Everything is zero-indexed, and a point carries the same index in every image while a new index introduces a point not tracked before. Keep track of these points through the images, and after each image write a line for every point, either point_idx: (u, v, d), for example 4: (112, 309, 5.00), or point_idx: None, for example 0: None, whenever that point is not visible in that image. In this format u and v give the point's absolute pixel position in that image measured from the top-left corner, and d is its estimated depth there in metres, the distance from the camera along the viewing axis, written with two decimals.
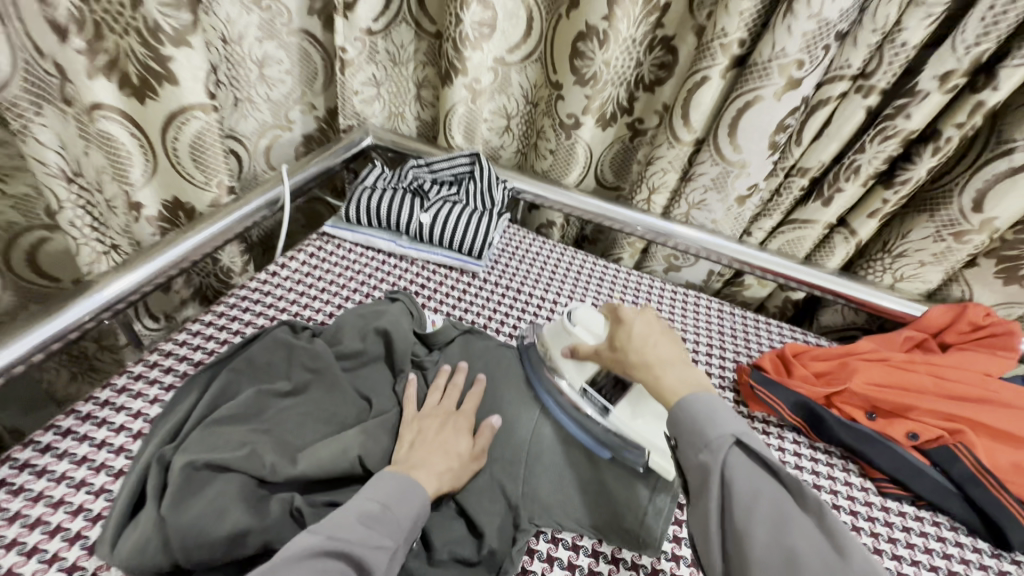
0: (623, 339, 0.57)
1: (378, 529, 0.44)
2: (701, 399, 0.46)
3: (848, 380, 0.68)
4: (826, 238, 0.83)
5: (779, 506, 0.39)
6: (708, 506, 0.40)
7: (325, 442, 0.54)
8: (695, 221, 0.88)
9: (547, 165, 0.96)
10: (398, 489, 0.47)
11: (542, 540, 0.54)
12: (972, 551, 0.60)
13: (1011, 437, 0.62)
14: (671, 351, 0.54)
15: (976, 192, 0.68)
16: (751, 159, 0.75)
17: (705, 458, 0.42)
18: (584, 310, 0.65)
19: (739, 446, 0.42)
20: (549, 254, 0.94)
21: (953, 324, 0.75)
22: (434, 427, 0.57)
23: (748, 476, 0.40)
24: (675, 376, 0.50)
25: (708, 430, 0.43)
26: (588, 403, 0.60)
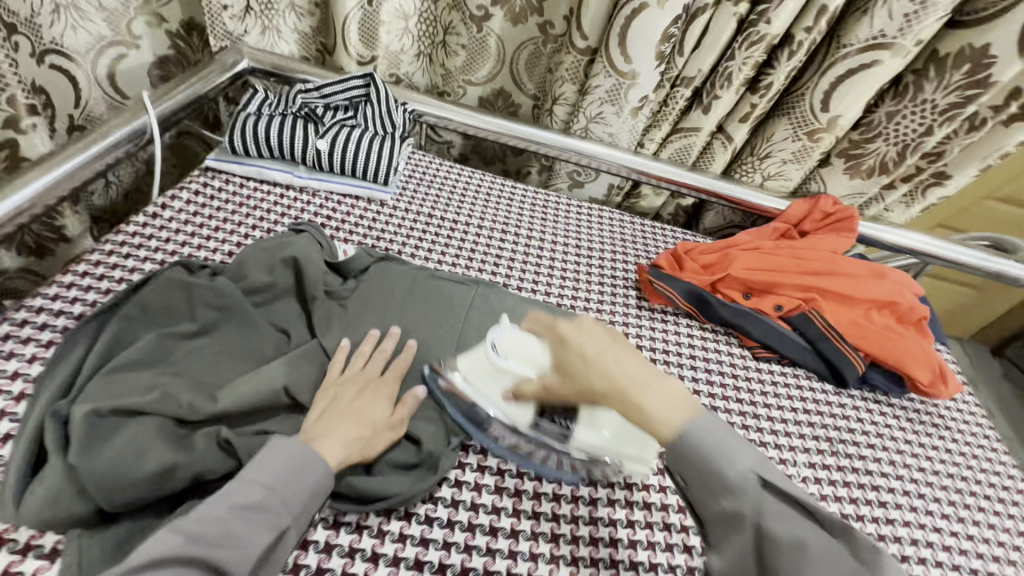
0: (580, 369, 0.49)
1: (254, 518, 0.42)
2: (708, 430, 0.43)
3: (728, 268, 0.78)
4: (708, 145, 0.91)
5: (822, 552, 0.36)
6: (733, 550, 0.40)
7: (245, 378, 0.52)
8: (594, 134, 0.91)
9: (459, 63, 0.95)
10: (296, 465, 0.45)
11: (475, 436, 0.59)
12: (821, 392, 0.74)
13: (850, 298, 0.76)
14: (633, 367, 0.48)
15: (823, 93, 0.77)
16: (641, 70, 0.79)
17: (730, 503, 0.40)
18: (507, 338, 0.58)
19: (766, 486, 0.40)
20: (458, 178, 0.93)
21: (809, 214, 0.87)
22: (353, 392, 0.54)
23: (782, 519, 0.38)
24: (657, 398, 0.45)
25: (728, 469, 0.41)
26: (544, 433, 0.56)
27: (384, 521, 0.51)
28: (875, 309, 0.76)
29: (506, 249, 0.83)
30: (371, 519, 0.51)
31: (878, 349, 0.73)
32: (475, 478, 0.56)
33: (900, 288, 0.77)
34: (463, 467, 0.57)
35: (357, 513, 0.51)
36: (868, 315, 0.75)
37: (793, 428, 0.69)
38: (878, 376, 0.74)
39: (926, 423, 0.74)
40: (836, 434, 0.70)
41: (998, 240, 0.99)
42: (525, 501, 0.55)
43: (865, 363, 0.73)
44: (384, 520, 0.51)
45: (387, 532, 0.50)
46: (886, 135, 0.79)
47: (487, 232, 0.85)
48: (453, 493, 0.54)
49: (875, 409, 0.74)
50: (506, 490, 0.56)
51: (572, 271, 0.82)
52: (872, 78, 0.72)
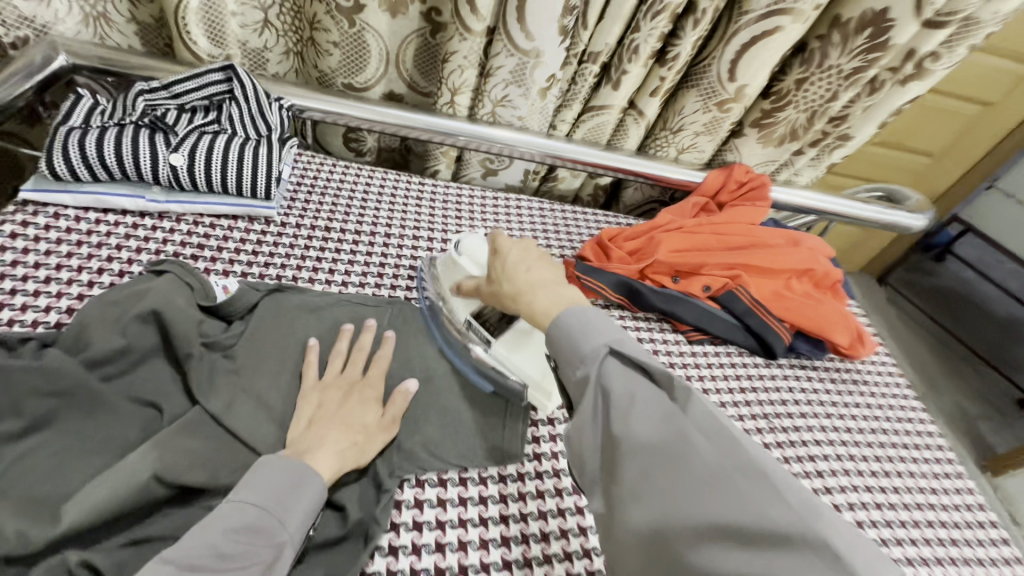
0: (498, 274, 0.55)
1: (250, 540, 0.39)
2: (580, 315, 0.45)
3: (654, 254, 0.75)
4: (621, 122, 0.87)
5: (645, 401, 0.38)
6: (583, 417, 0.40)
7: (100, 479, 0.41)
8: (502, 119, 0.85)
9: (335, 63, 0.83)
10: (285, 482, 0.43)
11: (407, 488, 0.52)
12: (754, 367, 0.75)
13: (771, 271, 0.76)
14: (544, 274, 0.53)
15: (729, 61, 0.74)
16: (544, 47, 0.72)
17: (579, 371, 0.41)
18: (473, 242, 0.64)
19: (612, 353, 0.41)
20: (356, 180, 0.83)
21: (725, 184, 0.86)
22: (337, 400, 0.52)
23: (620, 378, 0.40)
24: (552, 296, 0.49)
25: (583, 343, 0.42)
26: (473, 335, 0.60)
27: None
28: (795, 277, 0.77)
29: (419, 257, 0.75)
30: None
31: (802, 318, 0.74)
32: (413, 539, 0.49)
33: (814, 253, 0.78)
34: (397, 529, 0.49)
35: None
36: (789, 285, 0.76)
37: (731, 410, 0.69)
38: (803, 343, 0.76)
39: (848, 381, 0.77)
40: (771, 408, 0.71)
41: (889, 191, 1.05)
42: (472, 552, 0.49)
43: (789, 333, 0.75)
44: None
45: None
46: (795, 101, 0.78)
47: (397, 240, 0.76)
48: (388, 564, 0.47)
49: (802, 375, 0.76)
50: (449, 544, 0.49)
51: None
52: (775, 44, 0.71)
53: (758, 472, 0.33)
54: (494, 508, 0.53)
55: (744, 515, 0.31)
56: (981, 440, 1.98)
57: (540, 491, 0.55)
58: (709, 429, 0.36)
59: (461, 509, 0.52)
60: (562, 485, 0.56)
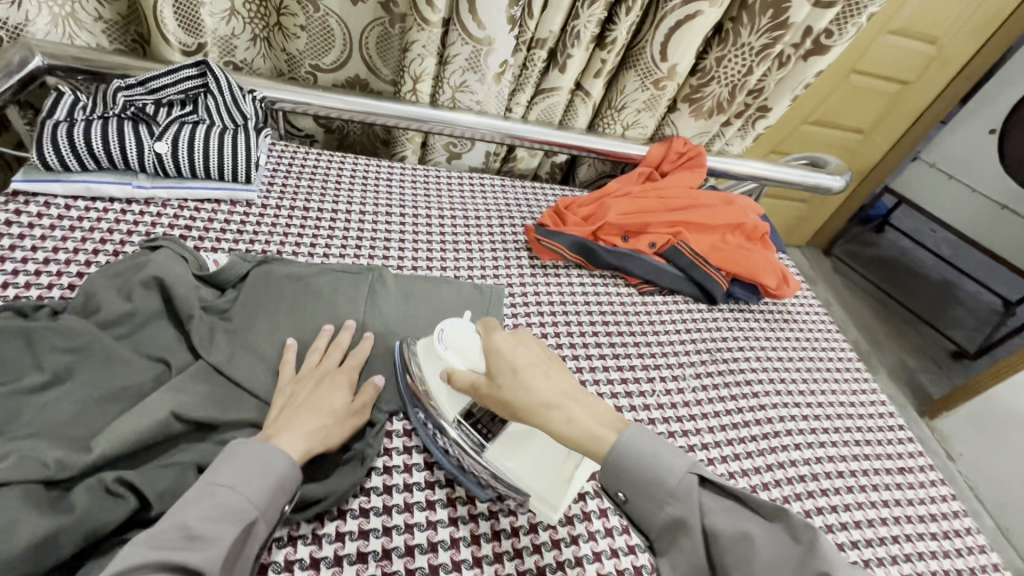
0: (508, 382, 0.50)
1: (218, 518, 0.42)
2: (631, 442, 0.45)
3: (604, 217, 0.84)
4: (570, 103, 0.95)
5: (761, 542, 0.40)
6: (686, 554, 0.43)
7: (124, 418, 0.47)
8: (462, 104, 0.92)
9: (303, 45, 0.92)
10: (255, 462, 0.45)
11: (397, 420, 0.61)
12: (697, 311, 0.85)
13: (708, 227, 0.86)
14: (560, 381, 0.50)
15: (660, 43, 0.84)
16: (496, 35, 0.80)
17: (673, 510, 0.43)
18: (456, 331, 0.57)
19: (705, 485, 0.44)
20: (329, 164, 0.89)
21: (666, 156, 0.97)
22: (310, 387, 0.55)
23: (722, 515, 0.42)
24: (589, 412, 0.48)
25: (668, 476, 0.44)
26: (462, 437, 0.55)
27: (318, 526, 0.51)
28: (730, 232, 0.87)
29: (393, 232, 0.82)
30: (303, 527, 0.51)
31: (735, 266, 0.84)
32: (404, 460, 0.58)
33: (745, 211, 0.88)
34: (390, 454, 0.58)
35: (287, 525, 0.50)
36: (724, 239, 0.86)
37: (679, 347, 0.79)
38: (739, 289, 0.86)
39: (779, 318, 0.88)
40: (713, 343, 0.81)
41: (812, 158, 1.17)
42: (457, 469, 0.58)
43: (726, 280, 0.85)
44: (318, 525, 0.51)
45: (323, 535, 0.51)
46: (719, 78, 0.88)
47: (371, 217, 0.83)
48: (384, 480, 0.56)
49: (740, 316, 0.86)
50: (436, 464, 0.58)
51: (464, 242, 0.84)
52: (697, 26, 0.80)
53: None
54: None
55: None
56: (920, 388, 2.17)
57: None
58: (838, 561, 0.38)
59: None
60: None
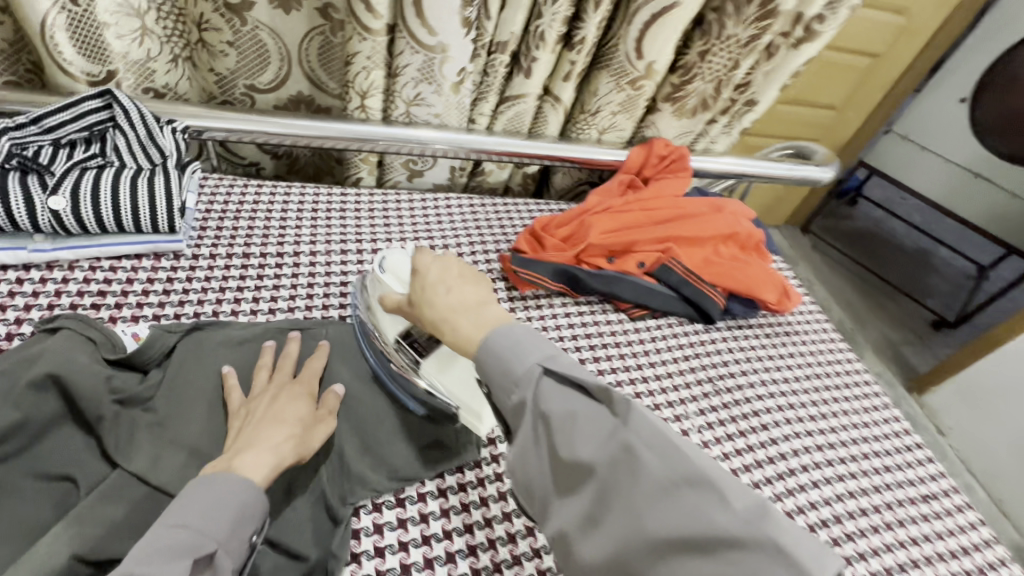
0: (418, 296, 0.52)
1: (176, 553, 0.36)
2: (504, 334, 0.44)
3: (586, 237, 0.75)
4: (539, 109, 0.86)
5: (586, 421, 0.39)
6: (526, 447, 0.40)
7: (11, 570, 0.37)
8: (418, 118, 0.82)
9: (233, 64, 0.80)
10: (213, 499, 0.40)
11: (364, 514, 0.51)
12: (693, 333, 0.78)
13: (699, 240, 0.78)
14: (463, 296, 0.50)
15: (635, 40, 0.75)
16: (449, 41, 0.71)
17: (516, 396, 0.41)
18: (395, 258, 0.63)
19: (548, 373, 0.42)
20: (272, 198, 0.78)
21: (647, 160, 0.88)
22: (265, 400, 0.51)
23: (557, 398, 0.40)
24: (473, 321, 0.47)
25: (517, 365, 0.42)
26: (402, 356, 0.56)
27: None
28: (722, 243, 0.80)
29: (350, 273, 0.72)
30: None
31: (732, 281, 0.77)
32: (376, 566, 0.48)
33: (737, 218, 0.81)
34: (359, 560, 0.48)
35: None
36: (717, 251, 0.79)
37: (679, 380, 0.72)
38: (737, 304, 0.79)
39: (781, 333, 0.82)
40: (714, 371, 0.74)
41: (798, 148, 1.11)
42: (440, 567, 0.49)
43: (723, 297, 0.78)
44: None
45: None
46: (701, 74, 0.80)
47: (324, 257, 0.73)
48: None
49: (739, 333, 0.80)
50: (415, 565, 0.49)
51: None
52: (675, 19, 0.72)
53: (704, 480, 0.34)
54: (456, 518, 0.53)
55: (693, 524, 0.33)
56: (905, 363, 2.17)
57: (501, 494, 0.55)
58: (654, 443, 0.37)
59: (423, 526, 0.51)
60: None
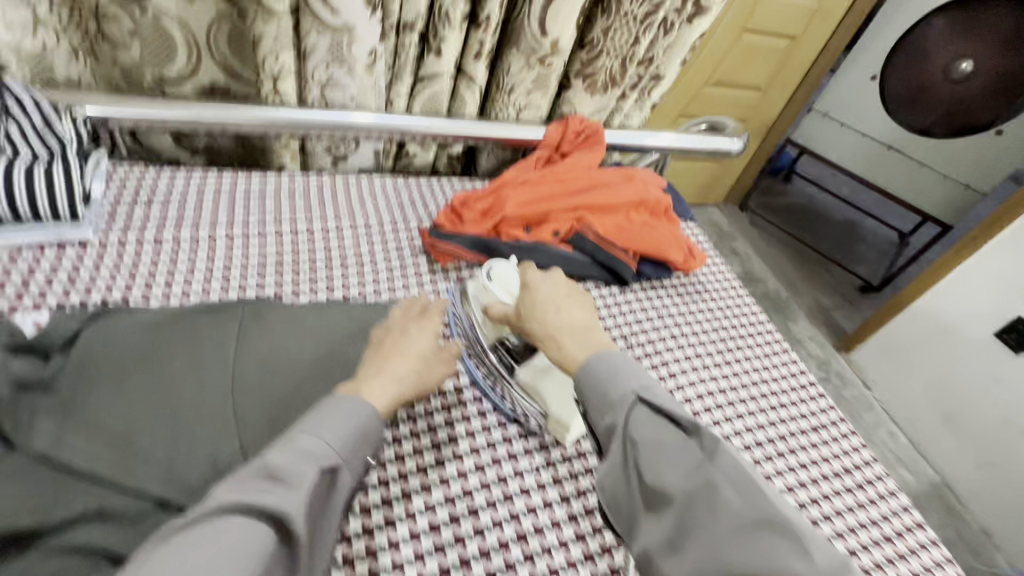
0: (529, 309, 0.58)
1: (306, 460, 0.41)
2: (606, 360, 0.49)
3: (502, 210, 0.78)
4: (455, 90, 0.88)
5: (675, 451, 0.43)
6: (615, 465, 0.44)
7: None
8: (334, 101, 0.83)
9: (136, 55, 0.79)
10: (343, 418, 0.45)
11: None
12: (609, 296, 0.82)
13: (610, 208, 0.83)
14: (571, 317, 0.56)
15: (538, 17, 0.78)
16: (355, 21, 0.72)
17: (610, 418, 0.45)
18: (501, 268, 0.66)
19: (641, 401, 0.46)
20: (185, 185, 0.77)
21: (565, 136, 0.91)
22: (392, 336, 0.56)
23: (647, 425, 0.44)
24: (579, 342, 0.53)
25: (613, 389, 0.47)
26: (498, 361, 0.64)
27: None
28: (634, 210, 0.85)
29: (269, 254, 0.72)
30: None
31: (642, 245, 0.82)
32: None
33: (647, 186, 0.86)
34: None
35: None
36: (629, 217, 0.83)
37: None
38: (649, 267, 0.84)
39: (690, 291, 0.88)
40: (628, 329, 0.79)
41: (711, 122, 1.17)
42: (354, 520, 0.54)
43: (635, 260, 0.83)
44: None
45: None
46: (606, 50, 0.84)
47: (241, 240, 0.73)
48: None
49: (652, 294, 0.85)
50: None
51: (353, 255, 0.76)
52: None
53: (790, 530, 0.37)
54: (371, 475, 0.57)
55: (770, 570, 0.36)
56: (836, 326, 2.32)
57: (415, 450, 0.60)
58: (738, 482, 0.40)
59: None
60: (437, 440, 0.62)
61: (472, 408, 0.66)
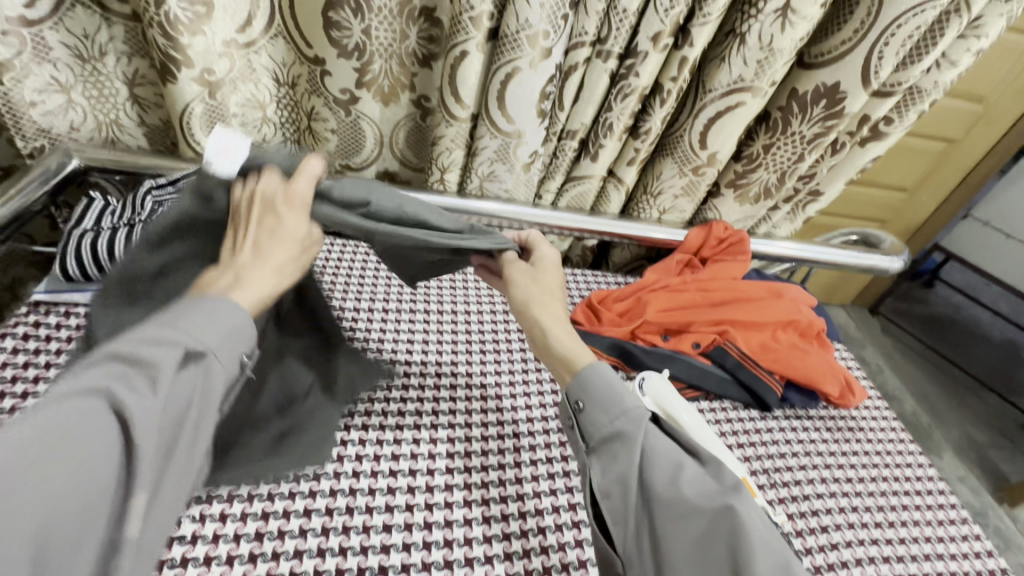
0: (523, 290, 0.62)
1: (82, 399, 0.37)
2: (614, 375, 0.55)
3: (642, 314, 0.78)
4: (602, 189, 0.92)
5: (688, 468, 0.48)
6: (624, 466, 0.49)
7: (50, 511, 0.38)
8: (490, 192, 0.90)
9: (333, 147, 0.91)
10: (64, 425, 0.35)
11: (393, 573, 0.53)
12: (749, 420, 0.76)
13: (757, 324, 0.79)
14: (557, 307, 0.62)
15: (699, 132, 0.79)
16: (526, 128, 0.78)
17: (624, 425, 0.51)
18: (656, 381, 0.63)
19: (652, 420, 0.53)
20: (354, 256, 0.86)
21: (706, 242, 0.90)
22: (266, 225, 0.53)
23: (663, 443, 0.50)
24: (557, 333, 0.59)
25: (629, 402, 0.52)
26: None
27: None
28: (781, 329, 0.80)
29: (416, 330, 0.78)
30: None
31: (791, 369, 0.76)
32: None
33: (798, 305, 0.81)
34: None
35: None
36: (775, 336, 0.79)
37: None
38: (796, 394, 0.77)
39: (843, 429, 0.78)
40: (770, 462, 0.71)
41: (864, 235, 1.09)
42: None
43: (781, 384, 0.76)
44: None
45: None
46: (764, 163, 0.83)
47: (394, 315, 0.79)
48: None
49: (798, 425, 0.76)
50: None
51: (491, 342, 0.79)
52: (739, 116, 0.76)
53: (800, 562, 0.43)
54: None
55: None
56: (992, 467, 1.96)
57: (544, 567, 0.56)
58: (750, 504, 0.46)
59: None
60: (566, 560, 0.57)
61: None
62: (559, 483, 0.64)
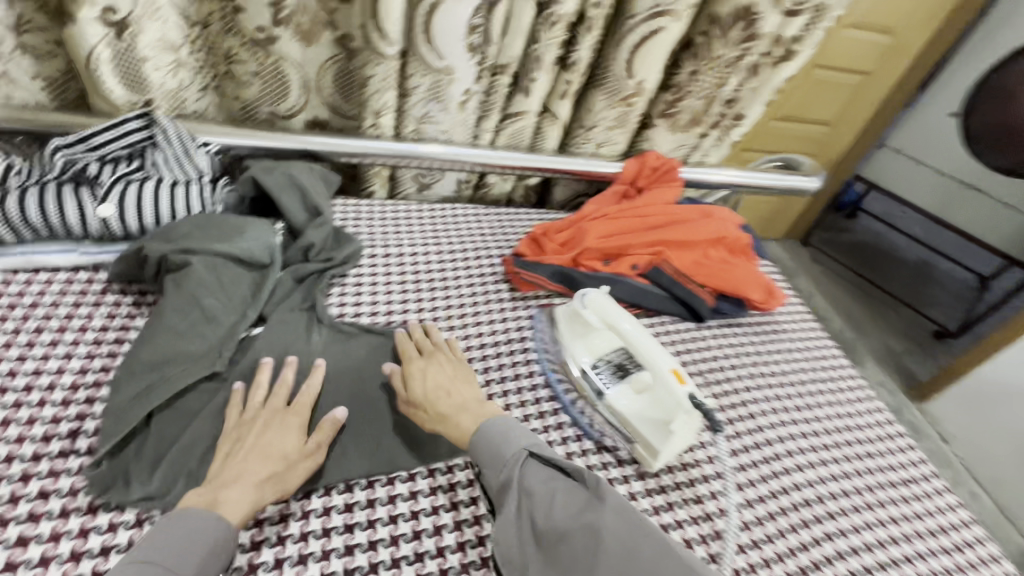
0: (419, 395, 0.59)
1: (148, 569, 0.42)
2: (497, 427, 0.55)
3: (583, 242, 0.81)
4: (539, 125, 0.93)
5: (562, 497, 0.48)
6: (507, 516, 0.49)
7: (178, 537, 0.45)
8: (427, 134, 0.89)
9: (256, 95, 0.86)
10: (186, 535, 0.45)
11: (360, 490, 0.56)
12: (684, 331, 0.82)
13: (689, 244, 0.84)
14: (461, 396, 0.60)
15: (625, 61, 0.82)
16: (455, 64, 0.78)
17: (503, 475, 0.51)
18: (598, 298, 0.68)
19: (532, 456, 0.52)
20: None
21: (641, 171, 0.93)
22: (256, 429, 0.54)
23: (539, 478, 0.50)
24: (472, 416, 0.58)
25: (506, 450, 0.53)
26: (588, 381, 0.65)
27: None
28: (710, 247, 0.85)
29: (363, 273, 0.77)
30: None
31: (720, 282, 0.82)
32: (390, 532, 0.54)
33: (724, 223, 0.86)
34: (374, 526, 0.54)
35: None
36: (705, 253, 0.84)
37: None
38: (725, 305, 0.84)
39: (766, 332, 0.86)
40: (704, 365, 0.78)
41: (786, 160, 1.17)
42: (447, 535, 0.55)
43: (711, 296, 0.83)
44: None
45: None
46: (690, 91, 0.87)
47: None
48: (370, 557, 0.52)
49: (727, 332, 0.84)
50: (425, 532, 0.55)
51: (439, 280, 0.80)
52: (661, 42, 0.79)
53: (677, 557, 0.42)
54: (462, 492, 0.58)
55: None
56: (905, 372, 2.19)
57: None
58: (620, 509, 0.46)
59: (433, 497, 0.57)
60: None
61: (555, 434, 0.64)
62: (514, 398, 0.66)
